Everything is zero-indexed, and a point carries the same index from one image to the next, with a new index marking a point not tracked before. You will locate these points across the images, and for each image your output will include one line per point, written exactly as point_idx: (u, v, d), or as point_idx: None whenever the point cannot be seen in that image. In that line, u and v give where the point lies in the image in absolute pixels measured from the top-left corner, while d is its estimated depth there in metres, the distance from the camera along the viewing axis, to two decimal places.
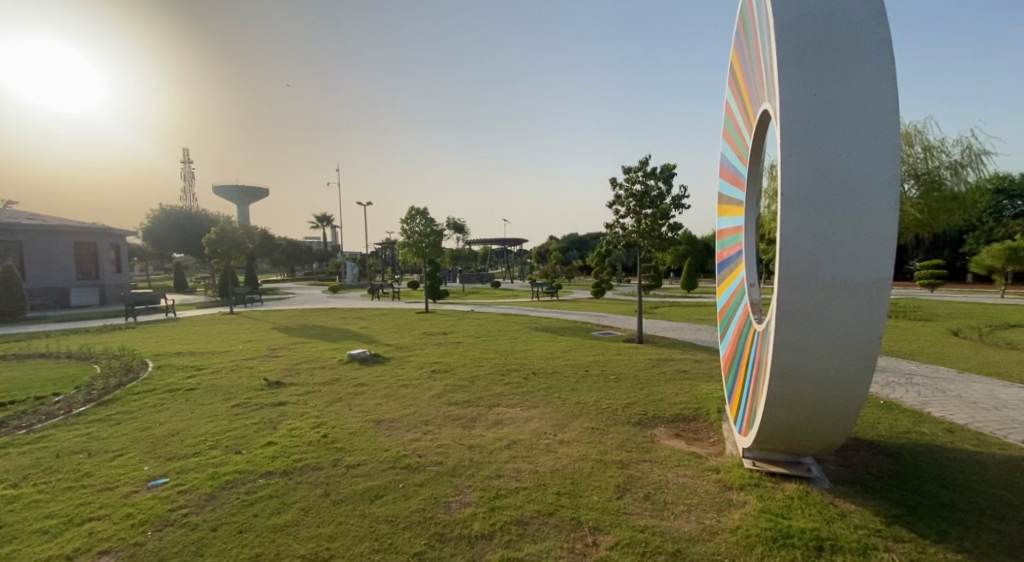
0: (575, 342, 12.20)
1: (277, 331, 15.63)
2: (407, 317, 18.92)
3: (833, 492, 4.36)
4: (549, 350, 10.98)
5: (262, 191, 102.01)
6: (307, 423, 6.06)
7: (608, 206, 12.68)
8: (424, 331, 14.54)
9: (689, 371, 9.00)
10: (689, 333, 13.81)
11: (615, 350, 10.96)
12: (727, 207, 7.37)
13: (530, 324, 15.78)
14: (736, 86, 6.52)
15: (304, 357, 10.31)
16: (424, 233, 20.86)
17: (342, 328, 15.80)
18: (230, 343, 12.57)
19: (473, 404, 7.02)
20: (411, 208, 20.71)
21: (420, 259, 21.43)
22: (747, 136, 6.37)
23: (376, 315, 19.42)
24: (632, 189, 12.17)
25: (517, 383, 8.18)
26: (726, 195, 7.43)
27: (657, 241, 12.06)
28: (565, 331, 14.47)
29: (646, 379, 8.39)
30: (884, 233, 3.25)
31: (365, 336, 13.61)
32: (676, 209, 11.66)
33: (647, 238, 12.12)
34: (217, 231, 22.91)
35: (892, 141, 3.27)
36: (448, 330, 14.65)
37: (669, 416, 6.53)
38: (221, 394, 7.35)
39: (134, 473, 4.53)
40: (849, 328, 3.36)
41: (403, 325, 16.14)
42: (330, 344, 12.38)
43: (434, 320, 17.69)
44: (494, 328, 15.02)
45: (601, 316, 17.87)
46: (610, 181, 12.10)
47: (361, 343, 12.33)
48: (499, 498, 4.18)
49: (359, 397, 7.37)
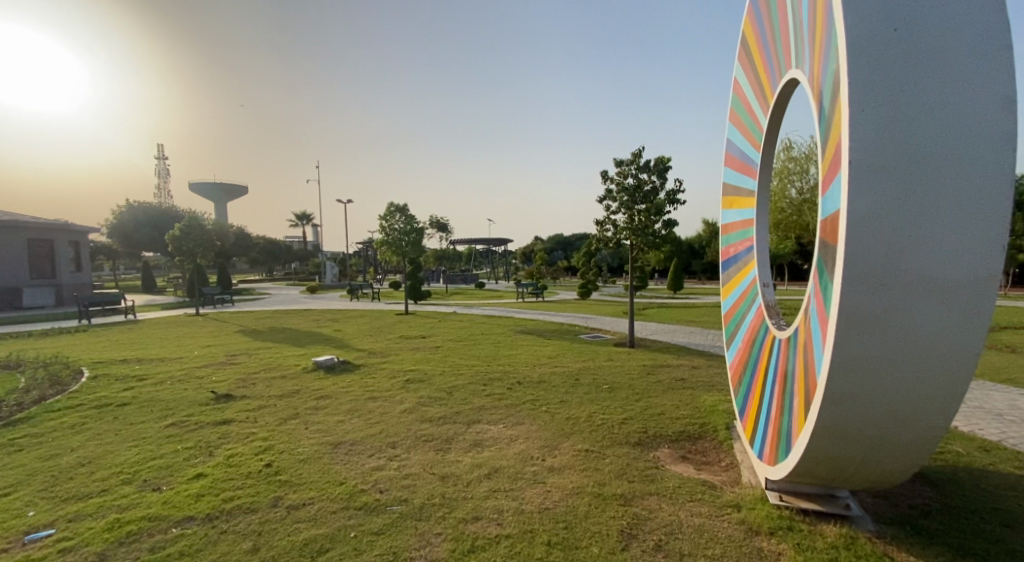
0: (562, 346, 11.38)
1: (242, 335, 14.63)
2: (385, 319, 17.96)
3: (882, 538, 3.57)
4: (534, 355, 10.15)
5: (241, 189, 99.92)
6: (251, 446, 5.16)
7: (599, 202, 11.95)
8: (401, 334, 13.61)
9: (688, 378, 8.23)
10: (682, 335, 13.10)
11: (606, 356, 10.15)
12: (733, 199, 6.62)
13: (516, 327, 14.92)
14: (750, 59, 5.76)
15: (265, 365, 9.36)
16: (404, 231, 19.89)
17: (312, 331, 14.83)
18: (186, 348, 11.58)
19: (449, 420, 6.14)
20: (390, 204, 19.73)
21: (399, 257, 20.45)
22: (759, 113, 5.64)
23: (351, 318, 18.45)
24: (624, 183, 11.42)
25: (500, 395, 7.33)
26: (732, 184, 6.67)
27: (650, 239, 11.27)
28: (552, 334, 13.64)
29: (642, 389, 7.58)
30: (987, 215, 2.49)
31: (337, 340, 12.69)
32: (672, 204, 10.89)
33: (640, 235, 11.35)
34: (180, 227, 21.72)
35: (996, 94, 2.52)
36: (427, 333, 13.77)
37: (673, 434, 5.70)
38: (156, 412, 6.40)
39: (12, 523, 3.72)
40: (936, 341, 2.58)
41: (379, 328, 15.22)
42: (298, 349, 11.44)
43: (412, 322, 16.79)
44: (476, 331, 14.16)
45: (590, 317, 17.09)
46: (601, 175, 11.36)
47: (331, 348, 11.40)
48: (475, 553, 3.33)
49: (317, 413, 6.46)
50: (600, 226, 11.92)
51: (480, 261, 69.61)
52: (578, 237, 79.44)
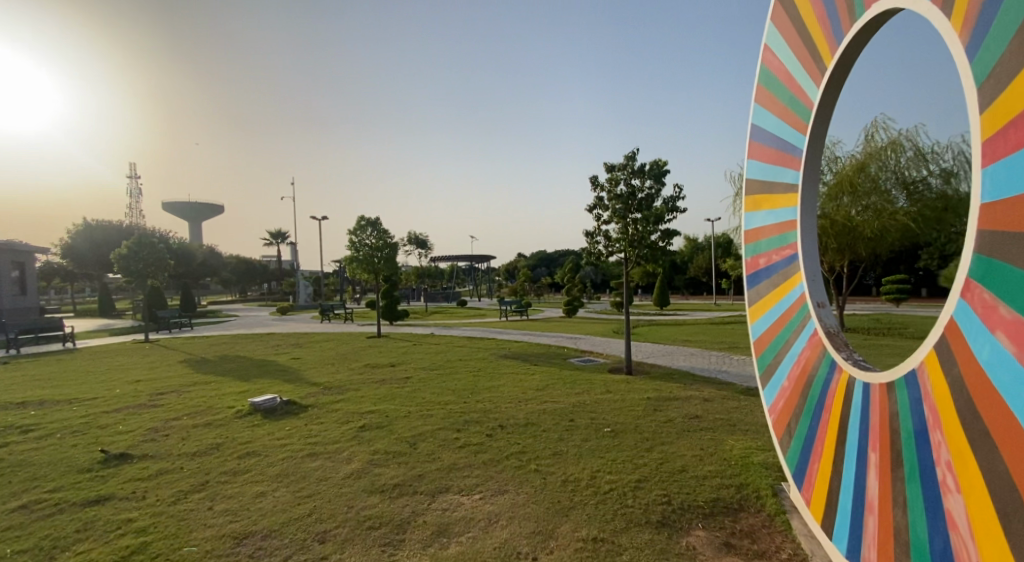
0: (550, 375, 9.94)
1: (186, 366, 12.98)
2: (354, 343, 16.35)
3: None
4: (518, 387, 8.68)
5: (216, 207, 97.90)
6: (113, 552, 3.63)
7: (588, 211, 10.61)
8: (367, 363, 12.07)
9: (706, 417, 6.79)
10: (683, 358, 11.72)
11: (602, 386, 8.70)
12: (760, 197, 5.17)
13: (498, 351, 13.44)
14: (796, 11, 4.35)
15: (192, 408, 7.77)
16: (376, 246, 18.37)
17: (267, 360, 13.20)
18: (109, 387, 9.93)
19: (407, 490, 4.64)
20: (359, 218, 18.23)
21: (371, 276, 18.83)
22: (805, 78, 4.28)
23: (315, 343, 16.82)
24: (618, 189, 10.11)
25: (476, 445, 5.82)
26: (758, 179, 5.20)
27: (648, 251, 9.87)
28: (539, 359, 12.19)
29: (652, 433, 6.13)
30: None
31: (292, 371, 11.11)
32: (673, 211, 9.50)
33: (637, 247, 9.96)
34: (128, 245, 19.93)
35: None
36: (396, 360, 12.22)
37: (706, 504, 4.26)
38: (14, 487, 4.83)
39: None
40: None
41: (344, 355, 13.62)
42: (242, 384, 9.84)
43: (382, 347, 15.24)
44: (452, 356, 12.67)
45: (579, 338, 15.67)
46: (591, 179, 10.10)
47: (280, 382, 9.81)
48: None
49: (232, 483, 4.90)
50: (591, 237, 10.58)
51: (463, 279, 68.05)
52: (561, 253, 78.54)
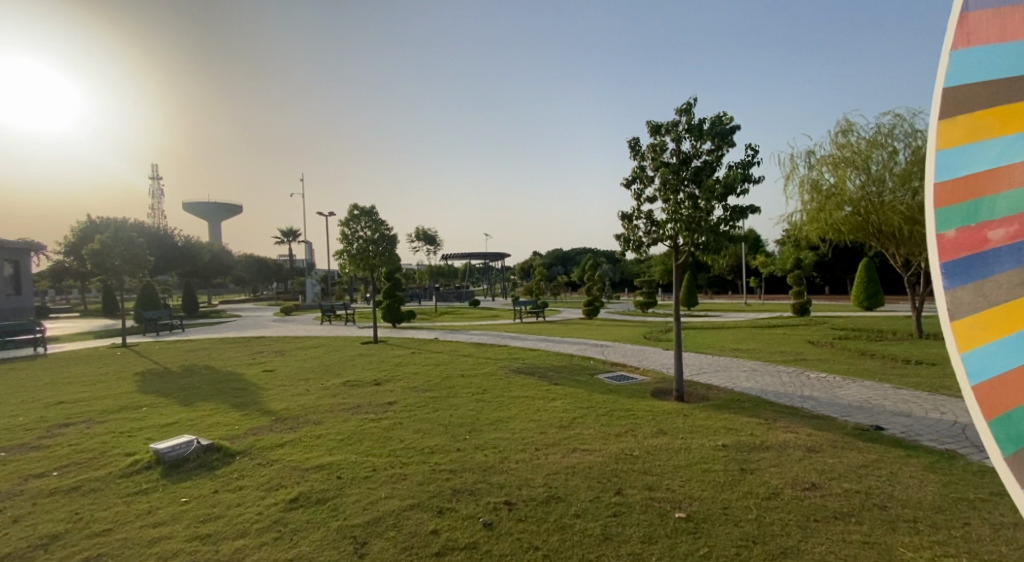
0: (576, 400, 7.60)
1: (137, 379, 10.88)
2: (346, 351, 14.18)
3: None
4: (532, 423, 6.32)
5: (231, 206, 97.45)
6: None
7: (624, 186, 8.13)
8: (348, 379, 9.83)
9: (830, 490, 4.33)
10: (742, 376, 9.26)
11: (652, 422, 6.27)
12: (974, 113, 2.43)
13: (509, 363, 11.13)
14: None
15: (76, 455, 5.54)
16: (369, 238, 16.05)
17: (234, 374, 11.04)
18: (13, 413, 7.80)
19: None
20: (351, 206, 15.95)
21: (363, 273, 16.50)
22: None
23: (300, 350, 14.66)
24: (667, 155, 7.63)
25: (467, 553, 3.44)
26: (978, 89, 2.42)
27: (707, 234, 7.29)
28: (560, 374, 9.83)
29: (759, 526, 3.72)
30: None
31: (251, 391, 8.89)
32: (746, 177, 6.90)
33: (692, 227, 7.38)
34: (99, 240, 17.95)
35: None
36: (384, 376, 9.96)
37: None
38: None
39: None
40: None
41: (325, 367, 11.41)
42: (178, 410, 7.64)
43: (376, 356, 13.05)
44: (452, 370, 10.36)
45: (606, 346, 13.25)
46: (633, 142, 7.68)
47: (226, 408, 7.59)
48: None
49: None
50: (629, 220, 8.15)
51: (478, 279, 65.84)
52: (578, 251, 76.15)
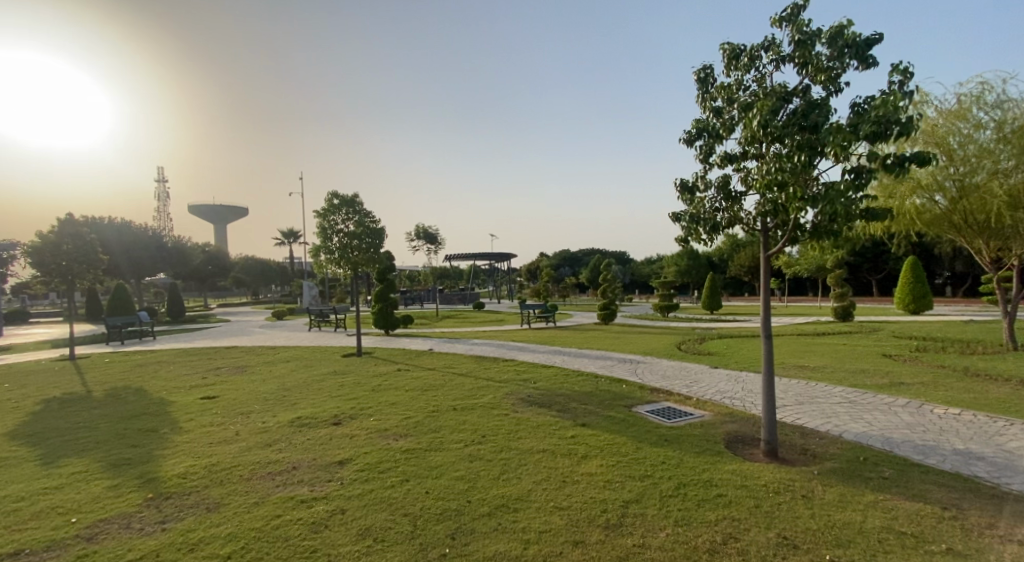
0: (621, 460, 5.06)
1: (35, 410, 8.38)
2: (320, 367, 11.75)
3: None
4: (557, 521, 3.79)
5: (233, 208, 96.05)
6: None
7: (687, 143, 5.66)
8: (300, 413, 7.30)
9: None
10: (841, 412, 6.71)
11: (760, 521, 3.72)
12: None
13: (517, 387, 8.64)
14: None
15: None
16: (351, 232, 13.54)
17: (161, 403, 8.48)
18: None
19: None
20: (330, 195, 13.45)
21: (346, 273, 14.03)
22: None
23: (264, 366, 12.12)
24: (755, 90, 5.11)
25: None
26: None
27: (827, 204, 4.43)
28: (587, 407, 7.33)
29: None
30: None
31: (160, 435, 6.38)
32: (901, 103, 4.09)
33: (800, 192, 4.53)
34: (41, 233, 15.17)
35: None
36: (350, 409, 7.45)
37: None
38: None
39: None
40: None
41: (282, 393, 8.92)
42: (27, 474, 5.12)
43: (354, 374, 10.62)
44: (441, 400, 7.80)
45: (638, 363, 10.72)
46: (702, 71, 5.22)
47: (95, 471, 5.09)
48: None
49: None
50: (692, 192, 5.60)
51: (484, 281, 63.26)
52: (586, 252, 73.53)
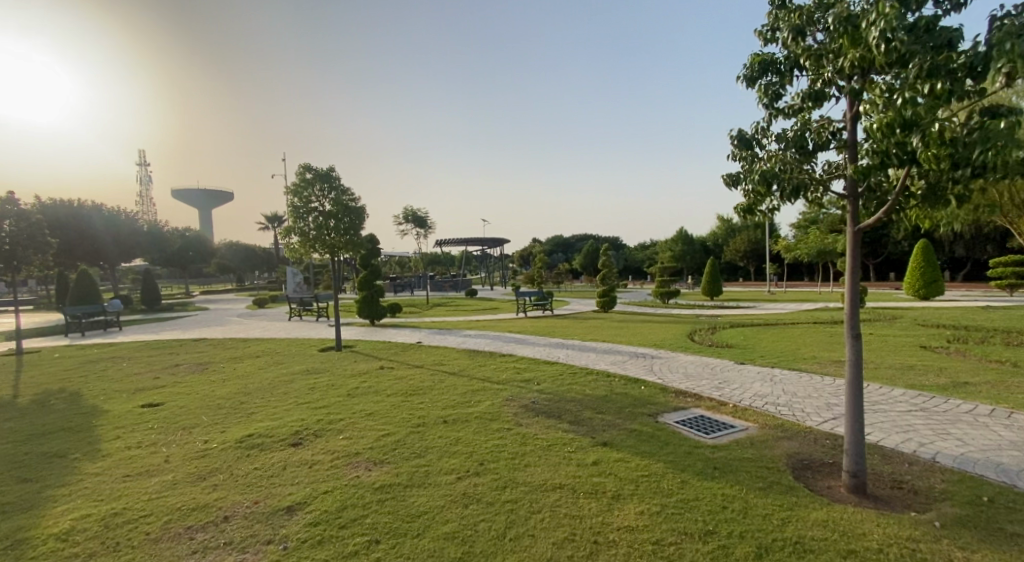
0: (668, 504, 3.77)
1: None
2: (292, 364, 10.34)
3: None
4: None
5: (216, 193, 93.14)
6: None
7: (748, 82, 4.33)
8: (255, 428, 5.95)
9: None
10: (919, 425, 5.47)
11: None
12: None
13: (518, 390, 7.34)
14: None
15: None
16: (326, 211, 12.12)
17: (92, 412, 7.06)
18: None
19: None
20: (302, 168, 11.96)
21: (321, 258, 12.60)
22: None
23: (228, 363, 10.67)
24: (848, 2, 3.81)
25: None
26: None
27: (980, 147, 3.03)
28: (606, 417, 6.03)
29: None
30: None
31: (71, 461, 5.00)
32: None
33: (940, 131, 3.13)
34: None
35: None
36: (317, 421, 6.10)
37: None
38: None
39: None
40: None
41: (240, 399, 7.53)
42: None
43: (330, 373, 9.25)
44: (427, 409, 6.47)
45: (653, 358, 9.42)
46: None
47: None
48: None
49: None
50: (751, 147, 4.30)
51: (475, 267, 61.73)
52: (579, 237, 72.10)
